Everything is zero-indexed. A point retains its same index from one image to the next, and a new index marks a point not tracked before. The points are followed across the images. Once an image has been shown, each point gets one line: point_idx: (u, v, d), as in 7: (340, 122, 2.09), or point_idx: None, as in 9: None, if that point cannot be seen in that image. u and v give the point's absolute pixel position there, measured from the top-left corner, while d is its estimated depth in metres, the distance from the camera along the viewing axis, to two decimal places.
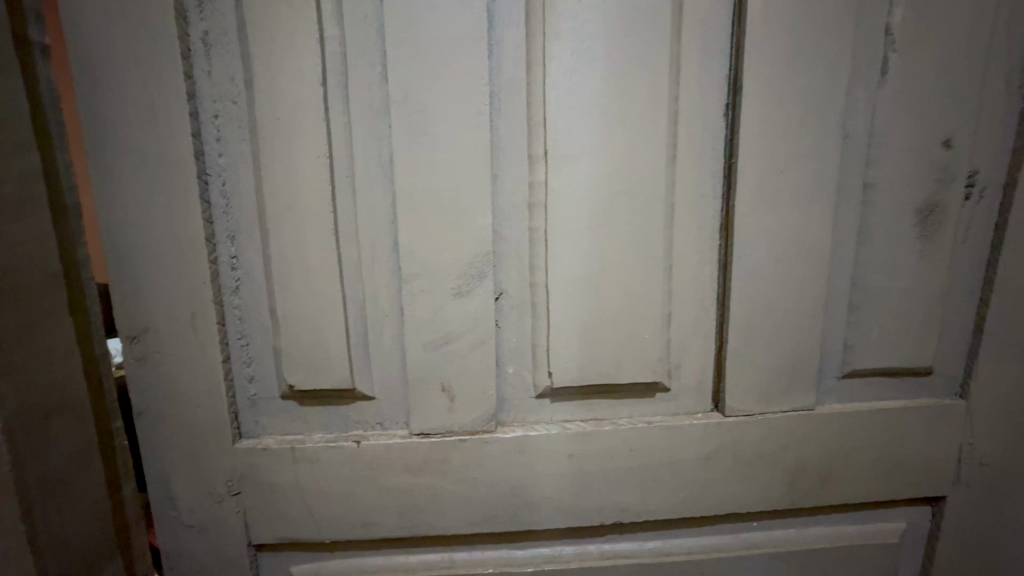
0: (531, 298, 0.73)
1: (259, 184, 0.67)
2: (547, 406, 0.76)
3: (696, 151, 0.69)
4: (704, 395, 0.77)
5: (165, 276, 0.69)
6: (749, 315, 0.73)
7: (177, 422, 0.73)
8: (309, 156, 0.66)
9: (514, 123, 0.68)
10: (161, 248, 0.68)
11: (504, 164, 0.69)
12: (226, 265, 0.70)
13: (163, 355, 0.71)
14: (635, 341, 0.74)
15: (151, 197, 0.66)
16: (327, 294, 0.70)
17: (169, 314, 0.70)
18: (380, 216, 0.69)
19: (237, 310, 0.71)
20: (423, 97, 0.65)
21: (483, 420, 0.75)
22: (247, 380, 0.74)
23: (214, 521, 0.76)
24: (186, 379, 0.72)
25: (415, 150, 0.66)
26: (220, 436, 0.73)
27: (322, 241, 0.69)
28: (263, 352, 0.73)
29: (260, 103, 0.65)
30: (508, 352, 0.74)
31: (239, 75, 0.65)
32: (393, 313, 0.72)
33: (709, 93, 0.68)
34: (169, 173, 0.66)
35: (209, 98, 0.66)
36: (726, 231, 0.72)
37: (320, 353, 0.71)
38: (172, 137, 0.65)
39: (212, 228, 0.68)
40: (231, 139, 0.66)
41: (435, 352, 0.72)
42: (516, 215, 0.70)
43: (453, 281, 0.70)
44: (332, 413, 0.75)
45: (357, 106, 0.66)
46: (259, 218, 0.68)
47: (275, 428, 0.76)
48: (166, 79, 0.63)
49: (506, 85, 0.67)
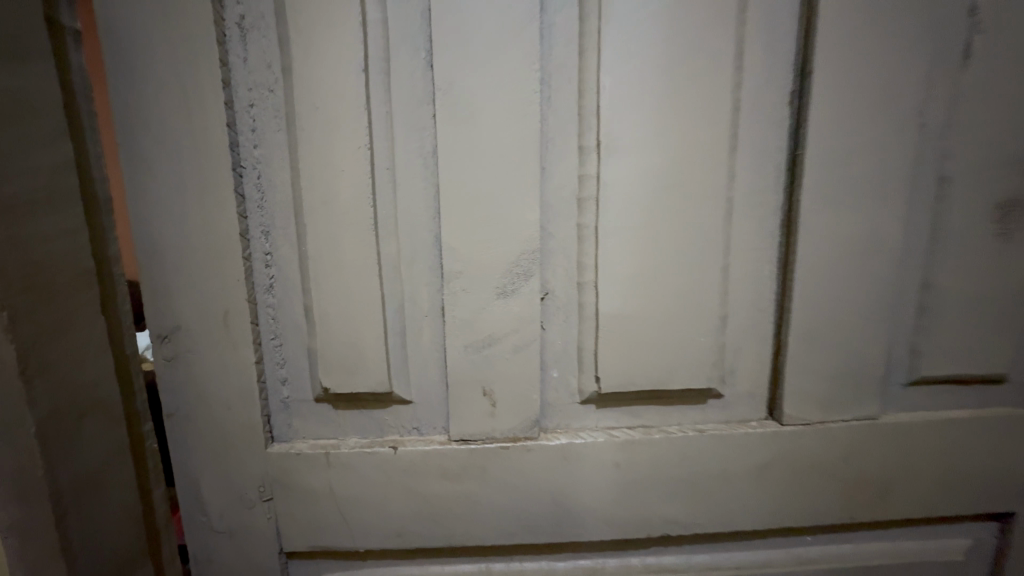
0: (577, 299, 0.69)
1: (296, 177, 0.64)
2: (592, 412, 0.72)
3: (757, 142, 0.65)
4: (759, 403, 0.73)
5: (198, 273, 0.66)
6: (811, 318, 0.69)
7: (209, 425, 0.70)
8: (349, 148, 0.63)
9: (564, 112, 0.64)
10: (193, 244, 0.65)
11: (552, 156, 0.65)
12: (260, 262, 0.67)
13: (194, 355, 0.68)
14: (688, 344, 0.69)
15: (184, 190, 0.63)
16: (365, 294, 0.67)
17: (201, 313, 0.67)
18: (421, 211, 0.65)
19: (271, 309, 0.68)
20: (470, 85, 0.61)
21: (526, 426, 0.71)
22: (279, 382, 0.71)
23: (245, 527, 0.73)
24: (218, 380, 0.69)
25: (460, 141, 0.62)
26: (253, 440, 0.71)
27: (360, 238, 0.65)
28: (297, 353, 0.70)
29: (298, 91, 0.61)
30: (552, 356, 0.70)
31: (276, 62, 0.62)
32: (433, 313, 0.68)
33: (773, 81, 0.64)
34: (204, 165, 0.63)
35: (244, 86, 0.62)
36: (787, 228, 0.67)
37: (357, 355, 0.68)
38: (206, 127, 0.62)
39: (246, 224, 0.65)
40: (267, 130, 0.63)
41: (476, 355, 0.68)
42: (564, 210, 0.66)
43: (497, 281, 0.66)
44: (368, 417, 0.72)
45: (400, 95, 0.62)
46: (295, 213, 0.65)
47: (307, 432, 0.73)
48: (201, 66, 0.60)
49: (557, 72, 0.63)
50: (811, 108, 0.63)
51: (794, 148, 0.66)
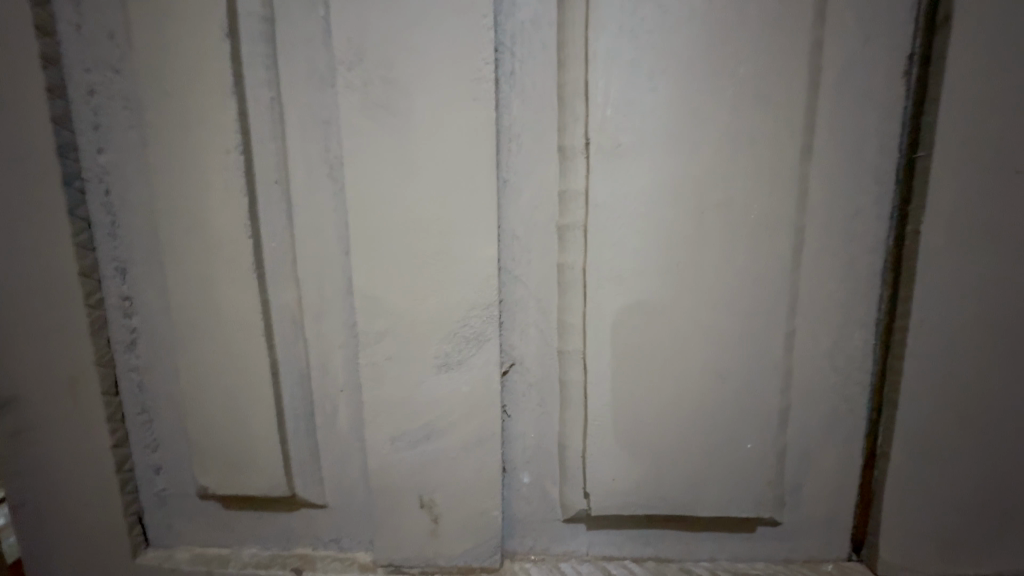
0: (558, 374, 0.46)
1: (153, 194, 0.45)
2: (581, 535, 0.50)
3: (847, 137, 0.41)
4: (838, 535, 0.48)
5: (28, 326, 0.47)
6: (933, 418, 0.43)
7: (60, 525, 0.52)
8: (221, 153, 0.43)
9: (537, 95, 0.42)
10: (18, 286, 0.46)
11: (518, 164, 0.43)
12: (118, 310, 0.49)
13: (34, 435, 0.50)
14: (726, 448, 0.46)
15: (0, 212, 0.45)
16: (252, 359, 0.47)
17: (36, 379, 0.49)
18: (329, 244, 0.45)
19: (137, 374, 0.50)
20: (387, 53, 0.40)
21: (483, 553, 0.49)
22: (153, 471, 0.53)
23: None
24: (66, 468, 0.51)
25: (376, 141, 0.41)
26: (118, 547, 0.52)
27: (242, 281, 0.45)
28: (173, 433, 0.51)
29: (148, 71, 0.42)
30: (521, 453, 0.48)
31: (121, 30, 0.43)
32: (351, 388, 0.48)
33: (880, 37, 0.39)
34: (23, 176, 0.44)
35: (80, 65, 0.44)
36: (891, 275, 0.43)
37: (246, 443, 0.49)
38: (23, 123, 0.43)
39: (93, 259, 0.47)
40: (115, 127, 0.45)
41: (409, 451, 0.47)
42: (538, 244, 0.44)
43: (436, 348, 0.45)
44: (268, 522, 0.52)
45: (290, 73, 0.42)
46: (157, 244, 0.46)
47: (192, 536, 0.54)
48: (12, 35, 0.42)
49: (524, 33, 0.41)
50: (945, 81, 0.38)
51: (910, 147, 0.41)
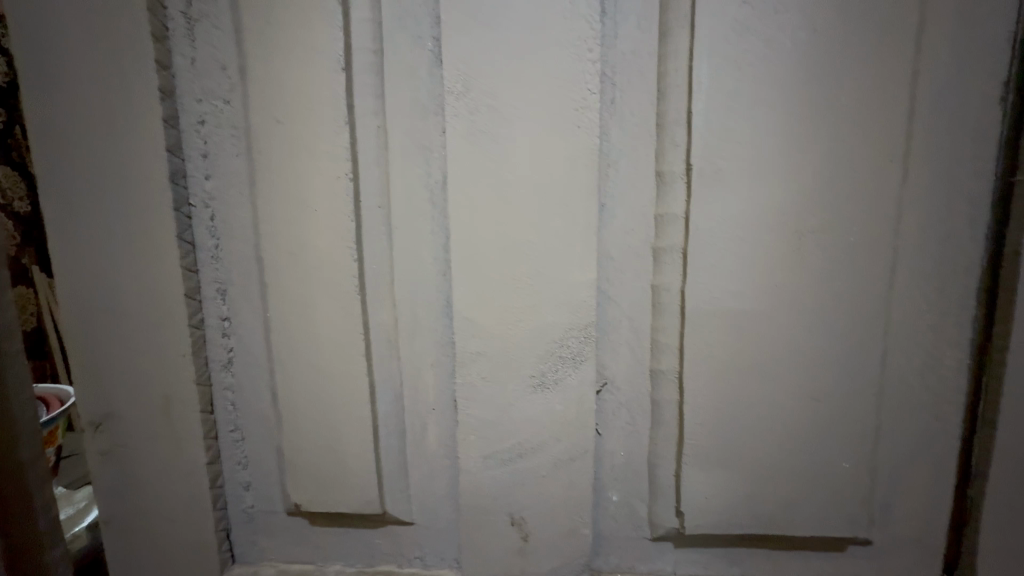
0: (649, 392, 0.47)
1: (259, 218, 0.47)
2: (669, 553, 0.50)
3: (944, 160, 0.42)
4: (931, 556, 0.48)
5: (131, 345, 0.49)
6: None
7: (150, 541, 0.53)
8: (329, 179, 0.45)
9: (637, 122, 0.43)
10: (124, 307, 0.48)
11: (616, 188, 0.44)
12: (216, 330, 0.50)
13: (127, 452, 0.51)
14: (818, 467, 0.46)
15: (112, 235, 0.47)
16: (351, 377, 0.48)
17: (134, 397, 0.50)
18: (427, 266, 0.46)
19: (230, 392, 0.51)
20: (494, 84, 0.41)
21: (572, 570, 0.49)
22: (241, 487, 0.53)
23: None
24: (157, 484, 0.52)
25: (480, 168, 0.43)
26: (206, 563, 0.53)
27: (343, 303, 0.47)
28: (263, 450, 0.52)
29: (261, 102, 0.45)
30: (611, 471, 0.49)
31: (232, 63, 0.45)
32: (443, 406, 0.49)
33: (978, 63, 0.40)
34: (137, 201, 0.46)
35: (193, 96, 0.46)
36: (985, 296, 0.43)
37: (339, 459, 0.50)
38: (139, 151, 0.45)
39: (196, 281, 0.48)
40: (223, 154, 0.47)
41: (501, 469, 0.48)
42: (634, 265, 0.45)
43: (534, 367, 0.45)
44: (354, 539, 0.53)
45: (397, 103, 0.44)
46: (259, 266, 0.48)
47: (277, 553, 0.54)
48: (133, 68, 0.44)
49: (625, 62, 0.42)
50: None
51: (1006, 171, 0.42)
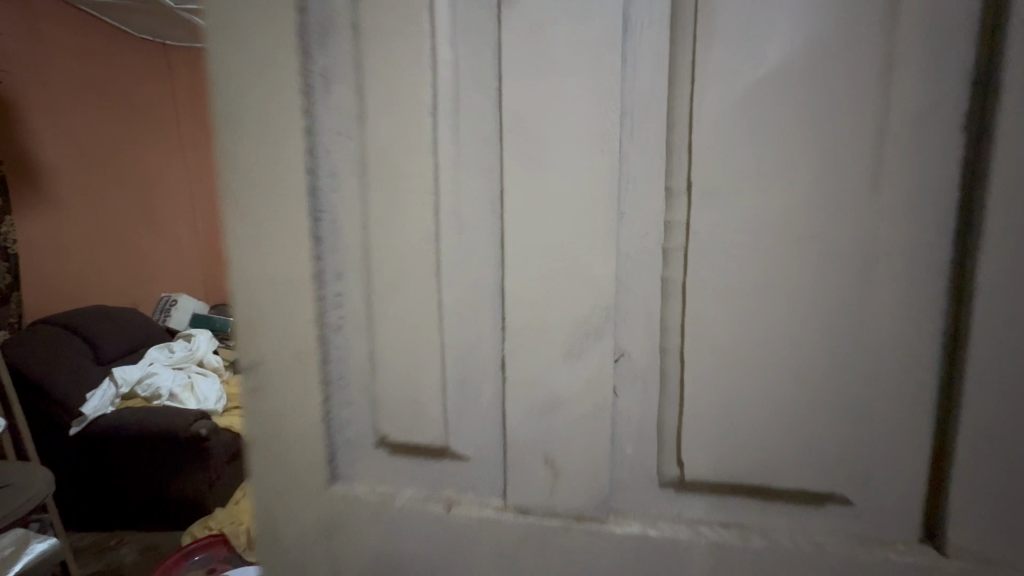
0: (658, 365, 0.59)
1: (367, 221, 0.64)
2: (674, 499, 0.60)
3: (915, 176, 0.50)
4: (910, 522, 0.55)
5: (274, 311, 0.67)
6: (999, 418, 0.50)
7: (280, 458, 0.71)
8: (418, 192, 0.61)
9: (650, 148, 0.55)
10: (271, 283, 0.66)
11: (633, 200, 0.56)
12: (332, 304, 0.67)
13: (268, 390, 0.70)
14: (802, 433, 0.55)
15: (266, 231, 0.65)
16: (427, 341, 0.64)
17: (274, 350, 0.68)
18: (486, 258, 0.61)
19: (338, 351, 0.68)
20: (540, 122, 0.55)
21: (593, 506, 0.61)
22: (343, 424, 0.71)
23: (304, 563, 0.73)
24: (287, 415, 0.70)
25: (528, 185, 0.57)
26: (317, 478, 0.71)
27: (424, 284, 0.63)
28: (360, 395, 0.69)
29: (373, 137, 0.62)
30: (626, 428, 0.60)
31: (352, 107, 0.62)
32: (494, 368, 0.63)
33: (944, 94, 0.48)
34: (284, 208, 0.64)
35: (325, 133, 0.64)
36: (958, 292, 0.50)
37: (417, 403, 0.66)
38: (288, 172, 0.63)
39: (320, 266, 0.66)
40: (343, 174, 0.64)
41: (537, 418, 0.61)
42: (646, 261, 0.57)
43: (565, 339, 0.59)
44: (424, 469, 0.69)
45: (469, 138, 0.59)
46: (365, 256, 0.65)
47: (368, 476, 0.71)
48: (286, 113, 0.62)
49: (643, 101, 0.54)
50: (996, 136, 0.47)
51: (970, 188, 0.49)
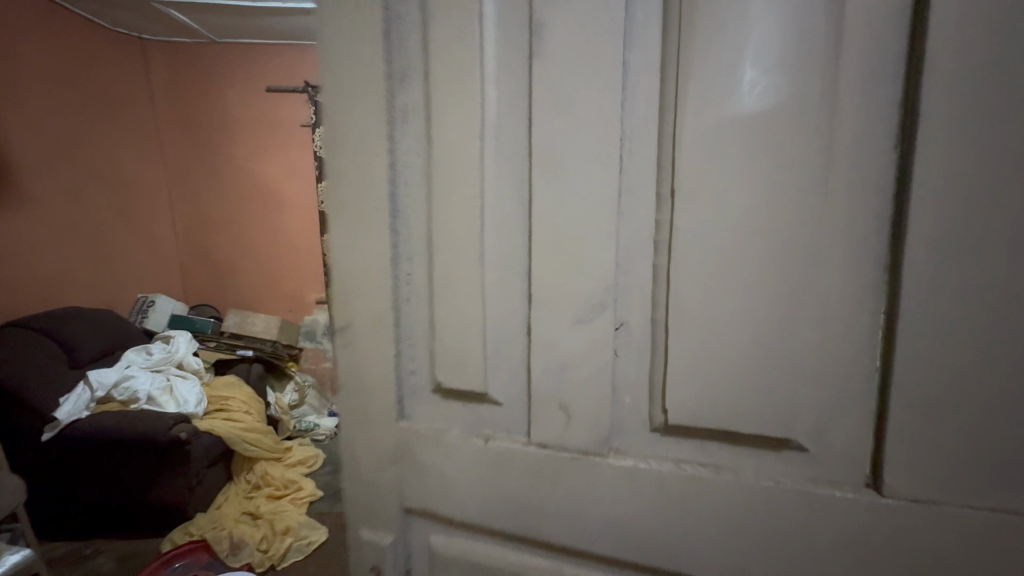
0: (650, 333, 0.74)
1: (429, 217, 0.84)
2: (661, 441, 0.76)
3: (856, 182, 0.62)
4: (856, 466, 0.67)
5: (360, 286, 0.88)
6: (923, 379, 0.62)
7: (360, 399, 0.93)
8: (467, 196, 0.79)
9: (645, 163, 0.71)
10: (359, 264, 0.88)
11: (631, 203, 0.72)
12: (404, 280, 0.87)
13: (351, 347, 0.91)
14: (766, 389, 0.69)
15: (357, 225, 0.87)
16: (471, 311, 0.82)
17: (359, 315, 0.89)
18: (518, 247, 0.79)
19: (406, 316, 0.89)
20: (561, 144, 0.73)
21: (596, 444, 0.78)
22: (410, 373, 0.91)
23: (377, 481, 0.94)
24: (366, 366, 0.91)
25: (550, 191, 0.74)
26: (387, 415, 0.91)
27: (471, 266, 0.81)
28: (422, 352, 0.89)
29: (435, 154, 0.81)
30: (624, 382, 0.77)
31: (421, 132, 0.83)
32: (522, 332, 0.81)
33: (878, 116, 0.60)
34: (370, 207, 0.85)
35: (400, 151, 0.84)
36: (894, 276, 0.62)
37: (463, 359, 0.84)
38: (373, 181, 0.84)
39: (395, 250, 0.87)
40: (413, 182, 0.85)
41: (554, 373, 0.78)
42: (641, 251, 0.73)
43: (576, 310, 0.75)
44: (468, 411, 0.87)
45: (507, 154, 0.78)
46: (428, 244, 0.85)
47: (425, 416, 0.90)
48: (373, 137, 0.83)
49: (639, 126, 0.70)
50: (918, 152, 0.58)
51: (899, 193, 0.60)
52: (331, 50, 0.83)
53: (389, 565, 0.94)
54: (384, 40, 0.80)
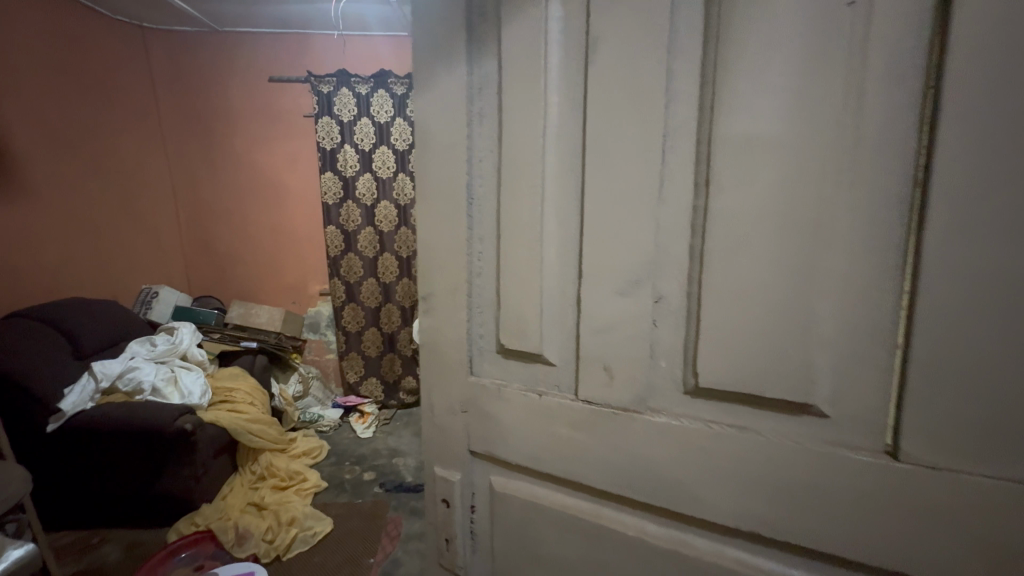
0: (684, 306, 0.86)
1: (499, 208, 1.04)
2: (692, 403, 0.87)
3: (878, 169, 0.69)
4: (875, 433, 0.74)
5: (443, 262, 1.14)
6: (937, 353, 0.67)
7: (440, 353, 1.20)
8: (530, 188, 0.98)
9: (683, 157, 0.83)
10: (443, 245, 1.12)
11: (670, 193, 0.84)
12: (477, 258, 1.11)
13: (435, 311, 1.18)
14: (787, 357, 0.78)
15: (441, 214, 1.11)
16: (531, 284, 1.01)
17: (441, 285, 1.15)
18: (570, 232, 0.95)
19: (477, 289, 1.13)
20: (609, 144, 0.87)
21: (633, 402, 0.92)
22: (479, 335, 1.15)
23: (450, 425, 1.23)
24: (446, 327, 1.17)
25: (598, 182, 0.89)
26: (462, 368, 1.16)
27: (532, 246, 0.99)
28: (490, 317, 1.13)
29: (504, 152, 1.00)
30: (660, 349, 0.89)
31: (492, 136, 1.03)
32: (571, 304, 0.98)
33: (900, 111, 0.67)
34: (454, 198, 1.08)
35: (478, 152, 1.06)
36: (913, 257, 0.68)
37: (522, 321, 1.04)
38: (455, 177, 1.07)
39: (471, 234, 1.10)
40: (485, 175, 1.06)
41: (600, 337, 0.94)
42: (678, 233, 0.85)
43: (618, 285, 0.90)
44: (526, 367, 1.08)
45: (563, 154, 0.94)
46: (496, 229, 1.06)
47: (490, 373, 1.14)
48: (458, 141, 1.06)
49: (677, 124, 0.82)
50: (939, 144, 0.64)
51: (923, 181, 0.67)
52: (426, 73, 1.07)
53: (459, 497, 1.26)
54: (467, 62, 1.03)
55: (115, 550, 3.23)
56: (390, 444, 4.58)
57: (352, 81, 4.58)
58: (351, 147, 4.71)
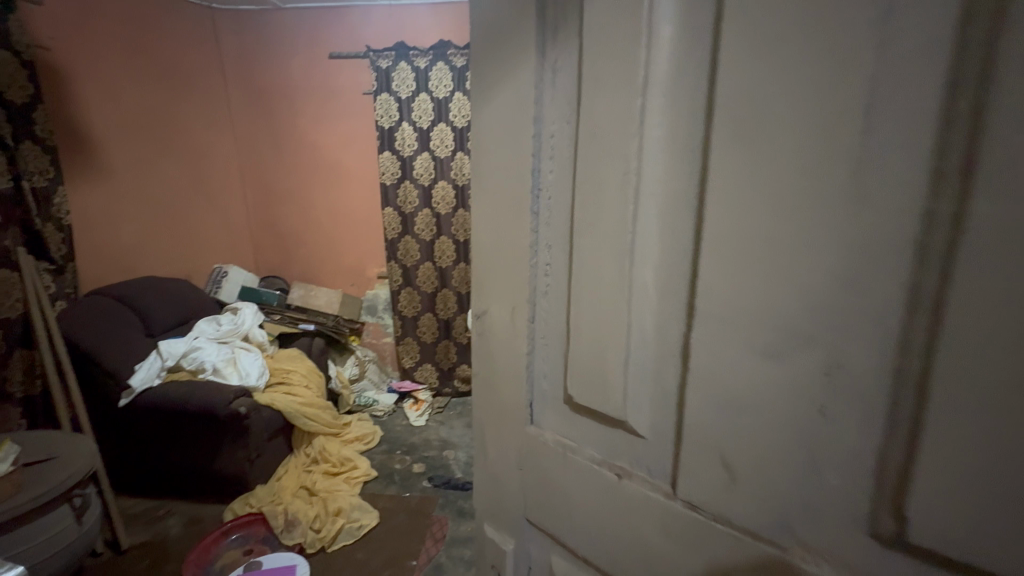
0: (886, 394, 0.48)
1: (573, 202, 0.71)
2: (887, 558, 0.50)
3: None
4: None
5: (498, 272, 0.84)
6: None
7: (492, 390, 0.92)
8: (621, 172, 0.64)
9: (909, 119, 0.43)
10: (499, 249, 0.83)
11: (876, 186, 0.46)
12: (541, 271, 0.79)
13: (488, 334, 0.90)
14: None
15: (499, 208, 0.82)
16: (616, 317, 0.68)
17: (495, 302, 0.86)
18: (683, 243, 0.61)
19: (540, 313, 0.81)
20: (765, 98, 0.51)
21: (773, 525, 0.57)
22: (541, 376, 0.84)
23: (503, 479, 0.94)
24: (499, 358, 0.88)
25: (740, 167, 0.54)
26: (519, 416, 0.87)
27: (621, 262, 0.66)
28: (555, 353, 0.81)
29: (583, 119, 0.67)
30: (831, 454, 0.52)
31: (570, 96, 0.71)
32: (678, 355, 0.64)
33: None
34: (515, 185, 0.78)
35: (549, 120, 0.74)
36: None
37: (599, 368, 0.72)
38: (518, 155, 0.77)
39: (534, 237, 0.79)
40: (558, 152, 0.74)
41: (725, 413, 0.59)
42: (887, 264, 0.46)
43: (763, 338, 0.55)
44: (603, 432, 0.75)
45: (678, 120, 0.60)
46: (570, 233, 0.74)
47: (553, 428, 0.84)
48: (524, 105, 0.74)
49: (907, 55, 0.43)
50: None
51: None
52: (485, 10, 0.77)
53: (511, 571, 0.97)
54: None
55: (178, 524, 3.30)
56: (442, 436, 4.42)
57: (411, 54, 4.37)
58: (409, 125, 4.52)
